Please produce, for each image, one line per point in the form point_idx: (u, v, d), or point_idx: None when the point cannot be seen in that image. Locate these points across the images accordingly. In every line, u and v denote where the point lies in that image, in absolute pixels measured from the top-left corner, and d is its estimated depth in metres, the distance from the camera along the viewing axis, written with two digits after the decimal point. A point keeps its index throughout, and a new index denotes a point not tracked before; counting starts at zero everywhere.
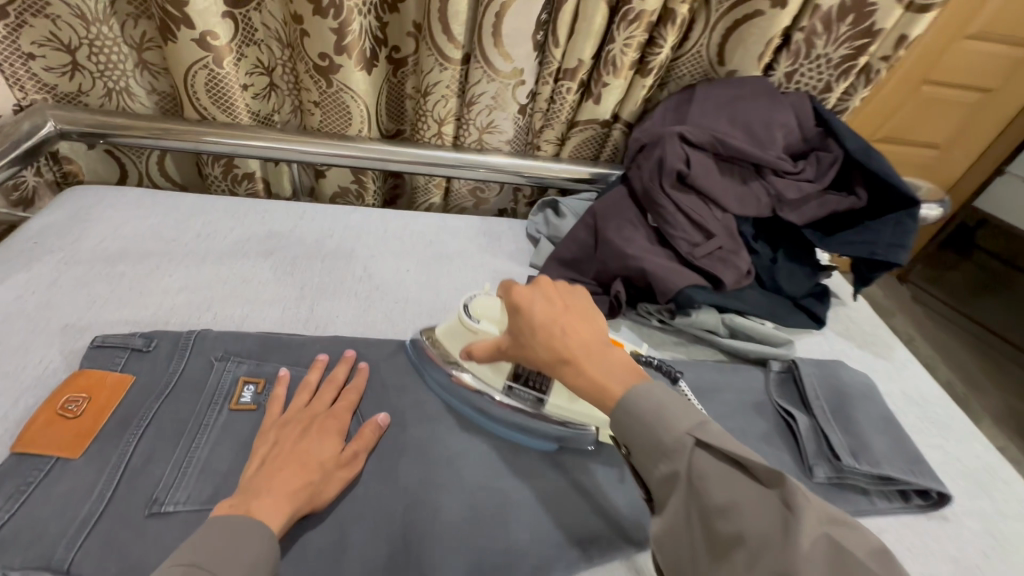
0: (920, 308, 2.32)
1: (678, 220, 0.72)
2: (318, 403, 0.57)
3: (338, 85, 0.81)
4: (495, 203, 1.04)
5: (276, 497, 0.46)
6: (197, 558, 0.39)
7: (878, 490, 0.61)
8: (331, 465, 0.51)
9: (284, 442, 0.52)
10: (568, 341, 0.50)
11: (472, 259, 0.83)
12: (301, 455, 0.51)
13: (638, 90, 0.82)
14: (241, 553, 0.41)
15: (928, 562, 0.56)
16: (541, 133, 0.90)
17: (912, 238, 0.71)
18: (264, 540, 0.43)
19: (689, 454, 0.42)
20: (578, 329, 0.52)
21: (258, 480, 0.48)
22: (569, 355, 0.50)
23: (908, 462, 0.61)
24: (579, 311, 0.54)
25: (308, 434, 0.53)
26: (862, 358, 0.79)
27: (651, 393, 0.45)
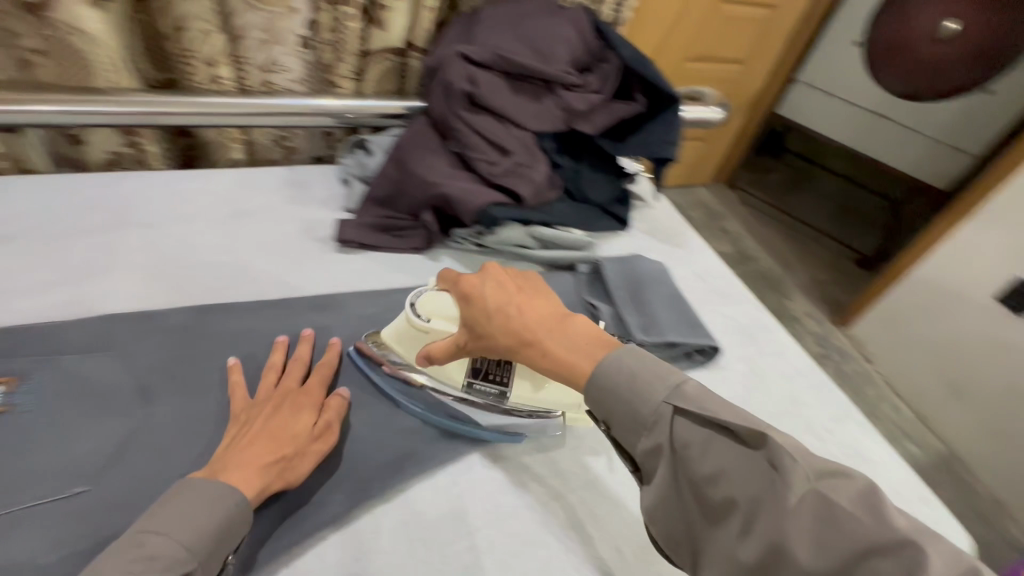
0: (745, 209, 2.66)
1: (474, 141, 0.73)
2: (285, 381, 0.55)
3: (63, 28, 0.68)
4: (308, 151, 0.97)
5: (245, 469, 0.46)
6: (179, 536, 0.41)
7: (667, 356, 0.70)
8: (311, 433, 0.51)
9: (257, 420, 0.51)
10: (518, 322, 0.53)
11: (277, 211, 0.78)
12: (252, 429, 0.50)
13: (422, 13, 0.80)
14: (210, 521, 0.42)
15: None
16: (334, 68, 0.84)
17: (676, 132, 0.81)
18: (226, 513, 0.43)
19: (669, 422, 0.44)
20: (531, 310, 0.54)
21: (227, 452, 0.48)
22: (524, 334, 0.52)
23: (688, 327, 0.71)
24: (513, 291, 0.56)
25: (304, 412, 0.53)
26: (660, 250, 0.89)
27: (619, 362, 0.47)
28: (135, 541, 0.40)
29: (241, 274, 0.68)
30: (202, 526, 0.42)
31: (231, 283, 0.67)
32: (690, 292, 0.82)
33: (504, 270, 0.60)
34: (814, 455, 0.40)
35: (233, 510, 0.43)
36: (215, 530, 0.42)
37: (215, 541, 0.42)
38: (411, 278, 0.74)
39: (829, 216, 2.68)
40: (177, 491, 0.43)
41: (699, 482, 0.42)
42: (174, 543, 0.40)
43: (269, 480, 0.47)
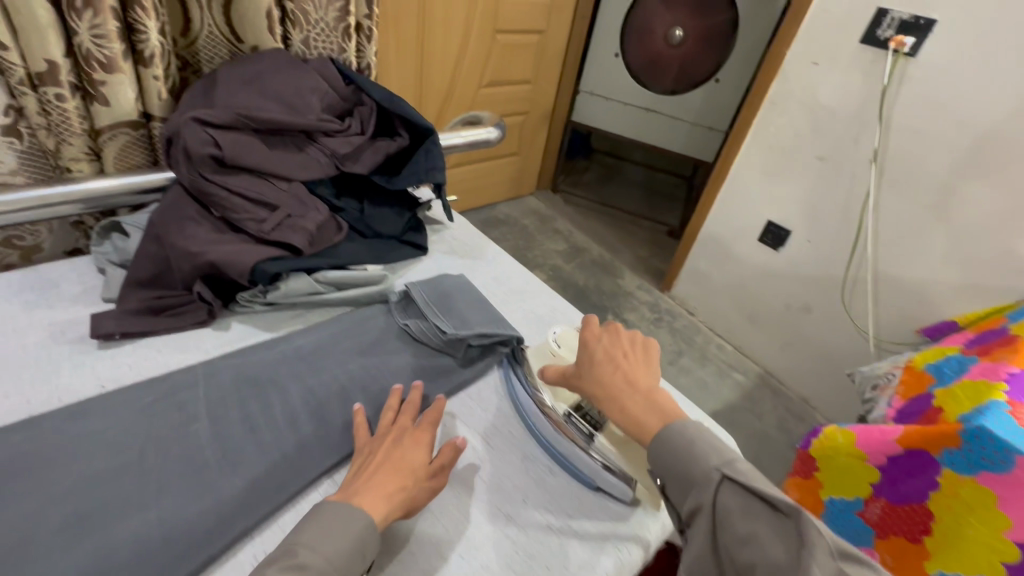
0: (571, 208, 2.93)
1: (234, 203, 0.72)
2: (398, 423, 0.60)
3: None
4: (55, 246, 0.86)
5: (376, 488, 0.52)
6: (300, 557, 0.46)
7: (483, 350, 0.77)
8: (423, 464, 0.56)
9: (381, 456, 0.56)
10: (606, 383, 0.59)
11: (15, 321, 0.68)
12: (384, 459, 0.56)
13: (151, 82, 0.77)
14: (342, 540, 0.47)
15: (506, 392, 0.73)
16: (60, 152, 0.77)
17: (439, 159, 0.88)
18: (364, 530, 0.48)
19: (716, 486, 0.48)
20: (634, 372, 0.60)
21: (359, 478, 0.54)
22: (611, 396, 0.58)
23: (493, 320, 0.78)
24: (627, 350, 0.63)
25: (415, 449, 0.57)
26: (462, 265, 0.95)
27: (682, 429, 0.53)
28: (288, 553, 0.46)
29: None
30: (348, 539, 0.48)
31: None
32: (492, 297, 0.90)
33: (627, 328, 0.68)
34: (836, 539, 0.45)
35: (369, 527, 0.49)
36: (360, 544, 0.48)
37: (351, 556, 0.47)
38: (194, 353, 0.69)
39: (638, 201, 3.08)
40: (324, 508, 0.50)
41: (731, 547, 0.45)
42: (327, 554, 0.46)
43: (390, 507, 0.51)
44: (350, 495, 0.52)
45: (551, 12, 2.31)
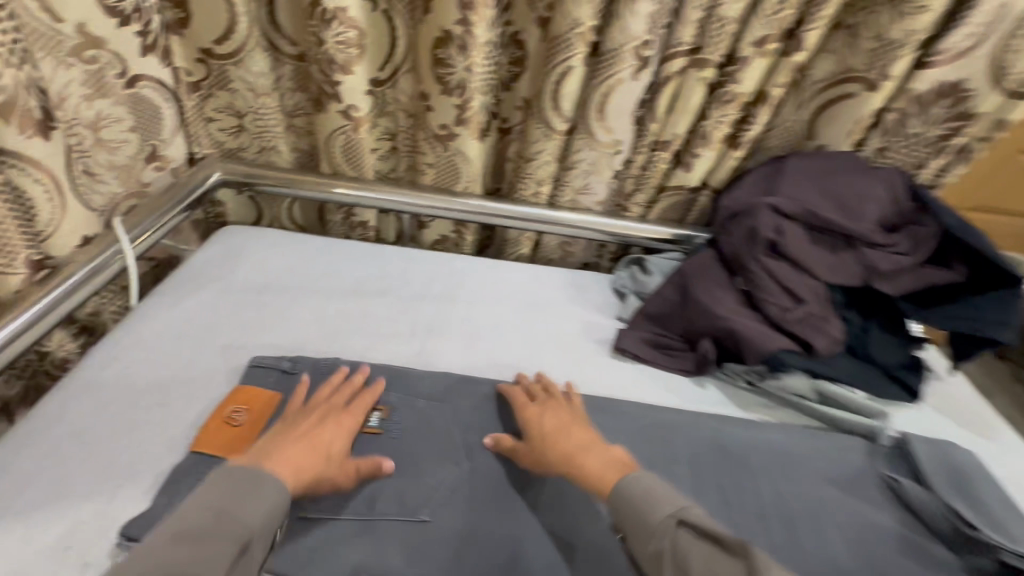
0: None
1: (769, 284, 0.75)
2: (536, 406, 0.68)
3: (453, 150, 0.92)
4: (581, 257, 1.10)
5: (293, 451, 0.57)
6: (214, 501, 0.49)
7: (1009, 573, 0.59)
8: (335, 444, 0.60)
9: (540, 425, 0.65)
10: (568, 442, 0.62)
11: (563, 309, 0.88)
12: (531, 411, 0.67)
13: (728, 160, 0.87)
14: (253, 497, 0.50)
15: None
16: (631, 196, 0.96)
17: (1016, 315, 0.73)
18: (264, 513, 0.50)
19: (673, 533, 0.50)
20: (580, 434, 0.63)
21: (281, 440, 0.58)
22: (572, 454, 0.61)
23: None
24: (566, 425, 0.64)
25: (568, 416, 0.66)
26: (963, 437, 0.76)
27: (639, 480, 0.55)
28: (213, 516, 0.48)
29: (532, 361, 0.78)
30: (271, 494, 0.51)
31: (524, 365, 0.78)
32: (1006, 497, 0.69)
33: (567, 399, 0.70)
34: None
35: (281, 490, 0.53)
36: (270, 507, 0.51)
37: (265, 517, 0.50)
38: (680, 398, 0.76)
39: None
40: (216, 478, 0.51)
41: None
42: (244, 514, 0.49)
43: (305, 469, 0.56)
44: (259, 452, 0.56)
45: None
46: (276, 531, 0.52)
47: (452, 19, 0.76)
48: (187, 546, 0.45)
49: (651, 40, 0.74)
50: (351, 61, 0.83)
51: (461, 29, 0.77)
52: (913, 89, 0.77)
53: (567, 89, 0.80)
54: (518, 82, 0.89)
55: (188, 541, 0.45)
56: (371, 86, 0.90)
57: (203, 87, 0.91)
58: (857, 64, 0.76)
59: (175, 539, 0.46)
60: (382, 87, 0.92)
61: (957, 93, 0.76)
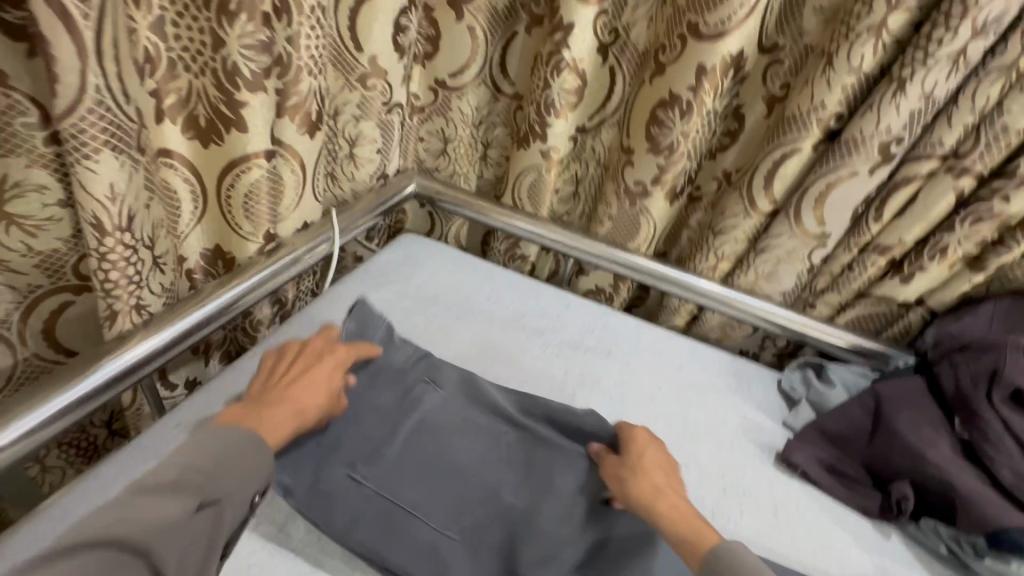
0: None
1: (1004, 442, 0.62)
2: (641, 433, 0.64)
3: (639, 208, 0.91)
4: (740, 342, 1.02)
5: (277, 416, 0.56)
6: (196, 462, 0.47)
7: None
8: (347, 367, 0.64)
9: (635, 451, 0.62)
10: (656, 476, 0.59)
11: (723, 397, 0.81)
12: (638, 437, 0.63)
13: (960, 282, 0.76)
14: (239, 466, 0.48)
15: None
16: (822, 293, 0.87)
17: None
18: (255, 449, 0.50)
19: None
20: (669, 478, 0.61)
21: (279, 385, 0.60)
22: (651, 490, 0.58)
23: None
24: (663, 464, 0.62)
25: (666, 467, 0.62)
26: None
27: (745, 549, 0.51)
28: (190, 480, 0.45)
29: (685, 446, 0.72)
30: (248, 462, 0.49)
31: (677, 448, 0.72)
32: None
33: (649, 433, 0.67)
34: None
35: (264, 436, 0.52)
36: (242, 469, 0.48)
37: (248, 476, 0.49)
38: (858, 546, 0.65)
39: None
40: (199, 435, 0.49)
41: None
42: (211, 479, 0.46)
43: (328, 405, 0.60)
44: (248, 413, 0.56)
45: None
46: (256, 492, 0.50)
47: (683, 85, 0.76)
48: (154, 501, 0.43)
49: (905, 137, 0.67)
50: (566, 107, 0.87)
51: (690, 95, 0.76)
52: None
53: (786, 171, 0.76)
54: (725, 153, 0.86)
55: (153, 496, 0.44)
56: (575, 131, 0.93)
57: (425, 109, 1.01)
58: None
59: (143, 490, 0.44)
60: (583, 134, 0.94)
61: None
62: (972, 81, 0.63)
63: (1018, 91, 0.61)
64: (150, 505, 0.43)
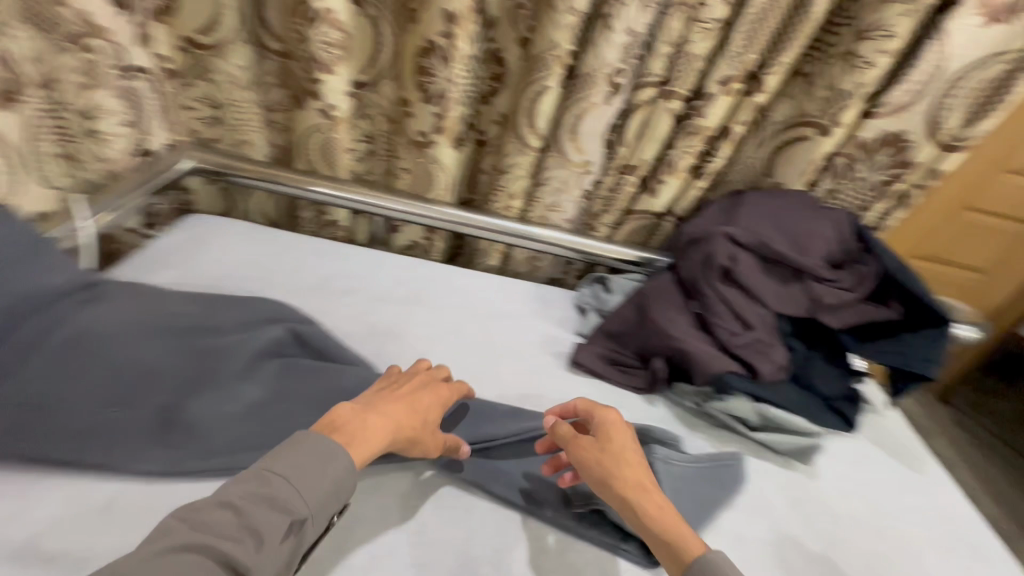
0: (963, 434, 2.11)
1: (720, 310, 0.78)
2: (445, 389, 0.68)
3: (430, 157, 0.94)
4: (548, 272, 1.12)
5: (381, 424, 0.57)
6: (283, 471, 0.49)
7: None
8: (433, 407, 0.64)
9: (408, 389, 0.64)
10: (406, 415, 0.60)
11: (525, 320, 0.90)
12: (445, 395, 0.67)
13: (690, 189, 0.92)
14: (325, 472, 0.50)
15: None
16: (599, 216, 0.99)
17: (942, 355, 0.77)
18: (346, 468, 0.51)
19: None
20: (420, 410, 0.63)
21: (371, 403, 0.60)
22: (414, 436, 0.60)
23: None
24: (415, 393, 0.64)
25: (441, 403, 0.66)
26: (893, 469, 0.80)
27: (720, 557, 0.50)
28: (261, 480, 0.48)
29: (490, 367, 0.80)
30: (338, 472, 0.51)
31: (483, 371, 0.79)
32: (906, 539, 0.69)
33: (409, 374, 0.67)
34: None
35: None
36: (336, 481, 0.50)
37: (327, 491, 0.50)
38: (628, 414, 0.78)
39: None
40: (302, 439, 0.52)
41: None
42: (302, 495, 0.49)
43: (397, 428, 0.59)
44: (353, 416, 0.57)
45: None
46: (334, 512, 0.52)
47: (436, 31, 0.79)
48: (224, 502, 0.46)
49: (624, 68, 0.78)
50: (334, 61, 0.85)
51: (445, 41, 0.79)
52: (862, 137, 0.82)
53: (542, 108, 0.84)
54: (497, 97, 0.92)
55: (250, 504, 0.47)
56: (352, 86, 0.92)
57: (181, 73, 0.91)
58: (812, 110, 0.82)
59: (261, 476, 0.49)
60: (363, 89, 0.93)
61: (897, 144, 0.82)
62: (661, 16, 0.74)
63: (693, 22, 0.74)
64: (245, 522, 0.45)
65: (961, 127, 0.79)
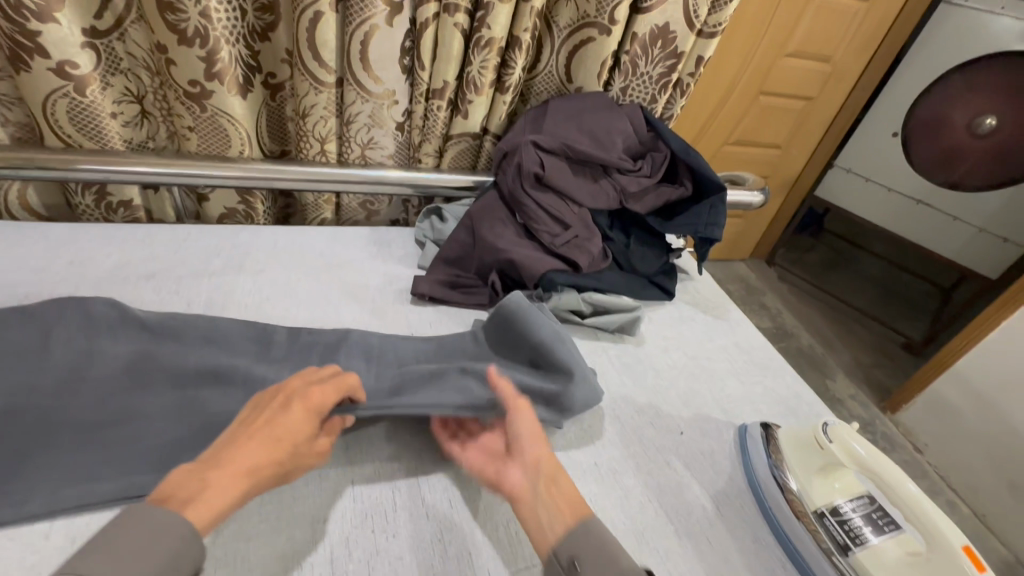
0: (786, 287, 2.53)
1: (540, 216, 0.83)
2: (317, 394, 0.54)
3: (212, 110, 0.84)
4: (387, 214, 1.10)
5: (225, 477, 0.46)
6: (98, 563, 0.39)
7: (700, 428, 0.74)
8: (303, 426, 0.52)
9: (267, 413, 0.52)
10: (250, 452, 0.48)
11: (363, 264, 0.89)
12: (314, 402, 0.54)
13: (500, 105, 0.94)
14: (154, 550, 0.41)
15: (707, 472, 0.68)
16: (420, 147, 0.97)
17: (722, 217, 0.89)
18: (178, 540, 0.42)
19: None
20: (270, 437, 0.50)
21: (225, 449, 0.49)
22: (272, 472, 0.49)
23: (723, 404, 0.78)
24: (267, 418, 0.51)
25: (315, 416, 0.53)
26: (703, 321, 0.94)
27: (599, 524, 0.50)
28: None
29: (330, 317, 0.78)
30: (171, 546, 0.41)
31: (324, 322, 0.77)
32: (712, 374, 0.83)
33: (280, 393, 0.54)
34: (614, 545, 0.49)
35: None
36: (169, 556, 0.41)
37: (166, 566, 0.41)
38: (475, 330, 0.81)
39: (873, 297, 2.55)
40: (123, 522, 0.42)
41: None
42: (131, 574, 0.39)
43: (249, 476, 0.47)
44: (190, 479, 0.46)
45: (828, 80, 2.03)
46: None
47: None
48: None
49: None
50: (48, 5, 0.70)
51: None
52: (637, 33, 0.89)
53: (324, 37, 0.78)
54: (276, 32, 0.83)
55: None
56: (87, 36, 0.77)
57: None
58: (590, 10, 0.86)
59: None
60: (104, 38, 0.79)
61: (666, 36, 0.90)
62: None
63: None
64: None
65: (710, 13, 0.89)
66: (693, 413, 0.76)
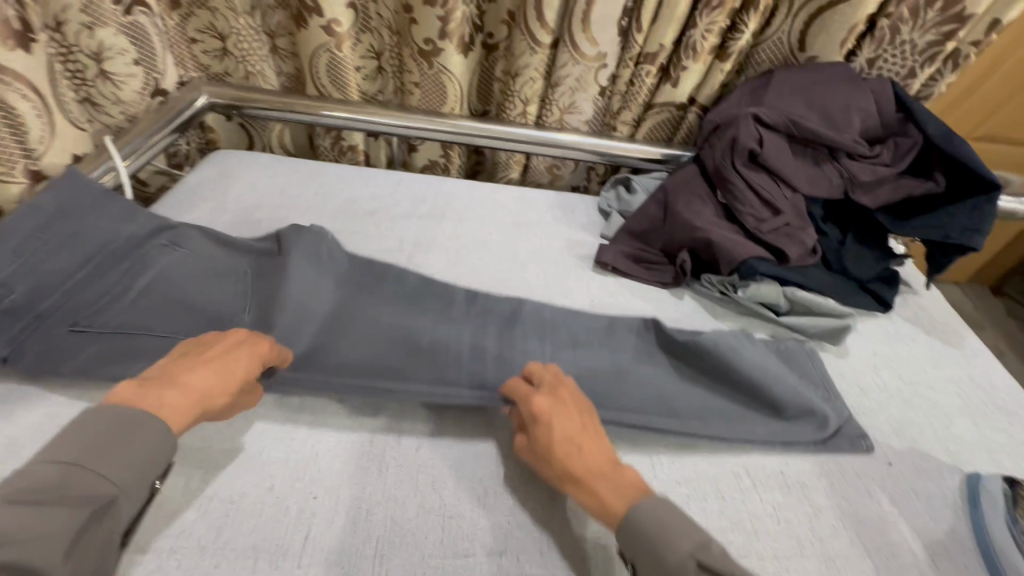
0: (1016, 325, 2.02)
1: (747, 196, 0.76)
2: (260, 346, 0.57)
3: (438, 67, 0.91)
4: (570, 180, 1.11)
5: (179, 399, 0.49)
6: (73, 456, 0.42)
7: (920, 467, 0.63)
8: (249, 370, 0.55)
9: (222, 348, 0.55)
10: (203, 382, 0.51)
11: (548, 226, 0.91)
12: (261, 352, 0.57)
13: (715, 74, 0.87)
14: (132, 448, 0.44)
15: (922, 518, 0.58)
16: (619, 114, 0.95)
17: (989, 223, 0.73)
18: (156, 439, 0.46)
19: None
20: (215, 374, 0.52)
21: (172, 376, 0.51)
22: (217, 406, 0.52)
23: (950, 445, 0.66)
24: (216, 355, 0.54)
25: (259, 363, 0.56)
26: (929, 344, 0.79)
27: (651, 507, 0.47)
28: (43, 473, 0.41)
29: (517, 273, 0.81)
30: (148, 445, 0.45)
31: (511, 274, 0.81)
32: (937, 408, 0.70)
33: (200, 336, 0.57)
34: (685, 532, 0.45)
35: None
36: (149, 459, 0.45)
37: (142, 468, 0.44)
38: (657, 308, 0.79)
39: None
40: (83, 421, 0.45)
41: None
42: (108, 471, 0.43)
43: (201, 406, 0.50)
44: (142, 393, 0.48)
45: None
46: (157, 478, 0.46)
47: None
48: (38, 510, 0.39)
49: None
50: None
51: None
52: None
53: None
54: None
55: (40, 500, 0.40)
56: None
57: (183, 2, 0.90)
58: None
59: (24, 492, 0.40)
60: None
61: None
62: None
63: None
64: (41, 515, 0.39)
65: None
66: (905, 444, 0.65)
